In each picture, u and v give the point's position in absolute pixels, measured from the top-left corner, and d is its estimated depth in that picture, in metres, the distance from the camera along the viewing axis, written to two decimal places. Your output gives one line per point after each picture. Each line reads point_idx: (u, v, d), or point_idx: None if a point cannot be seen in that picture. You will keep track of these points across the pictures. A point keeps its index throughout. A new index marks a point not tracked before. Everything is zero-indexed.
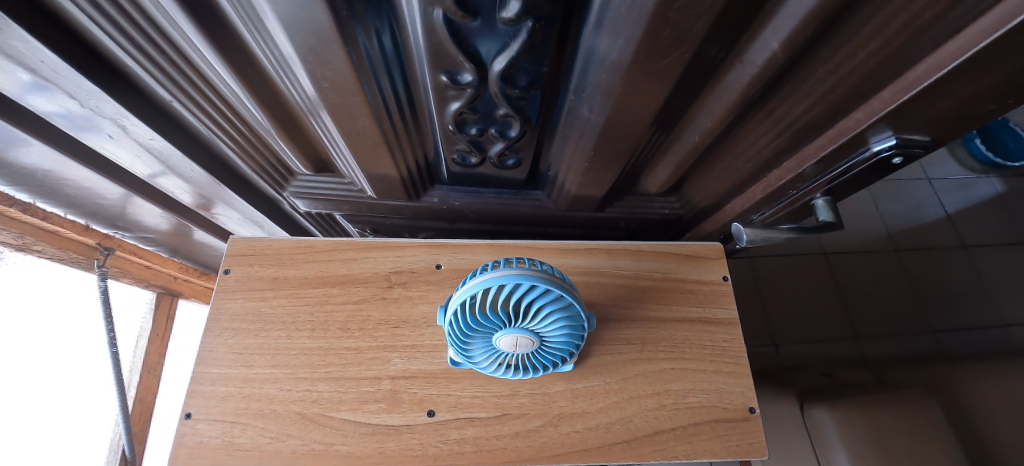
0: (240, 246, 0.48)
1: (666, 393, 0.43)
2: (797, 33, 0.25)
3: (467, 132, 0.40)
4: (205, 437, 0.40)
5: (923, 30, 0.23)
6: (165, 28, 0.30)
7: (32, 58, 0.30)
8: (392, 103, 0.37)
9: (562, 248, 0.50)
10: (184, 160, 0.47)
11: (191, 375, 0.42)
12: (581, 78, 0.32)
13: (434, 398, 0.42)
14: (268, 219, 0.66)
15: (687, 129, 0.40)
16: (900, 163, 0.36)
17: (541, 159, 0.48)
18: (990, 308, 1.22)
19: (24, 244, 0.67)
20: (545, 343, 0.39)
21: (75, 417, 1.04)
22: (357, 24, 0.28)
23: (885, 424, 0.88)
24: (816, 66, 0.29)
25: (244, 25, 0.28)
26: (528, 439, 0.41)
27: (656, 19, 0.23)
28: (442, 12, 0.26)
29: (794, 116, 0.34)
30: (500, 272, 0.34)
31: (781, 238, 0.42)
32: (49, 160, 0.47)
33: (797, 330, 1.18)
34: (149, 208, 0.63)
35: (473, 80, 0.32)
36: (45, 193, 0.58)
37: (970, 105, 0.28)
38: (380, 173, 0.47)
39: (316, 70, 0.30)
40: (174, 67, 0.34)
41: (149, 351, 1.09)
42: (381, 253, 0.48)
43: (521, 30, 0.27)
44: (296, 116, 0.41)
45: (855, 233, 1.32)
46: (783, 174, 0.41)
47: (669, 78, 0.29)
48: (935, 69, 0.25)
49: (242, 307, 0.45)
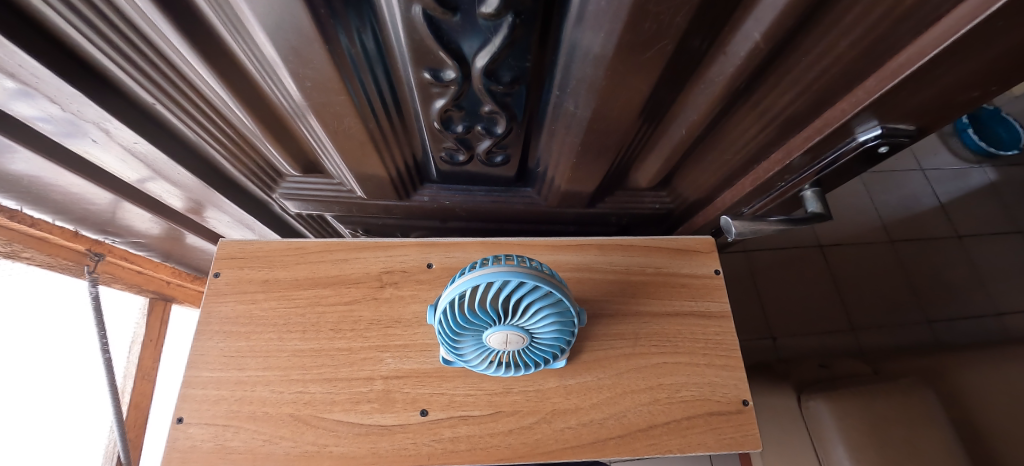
0: (228, 248, 0.48)
1: (659, 387, 0.43)
2: (778, 24, 0.25)
3: (453, 130, 0.40)
4: (196, 441, 0.39)
5: (904, 18, 0.23)
6: (145, 32, 0.29)
7: (10, 63, 0.29)
8: (377, 102, 0.36)
9: (553, 245, 0.49)
10: (171, 164, 0.47)
11: (182, 379, 0.42)
12: (565, 73, 0.32)
13: (427, 397, 0.42)
14: (258, 221, 0.66)
15: (674, 123, 0.40)
16: (887, 152, 0.36)
17: (531, 155, 0.48)
18: (985, 297, 1.23)
19: (13, 251, 0.65)
20: (536, 339, 0.39)
21: (70, 423, 1.03)
22: (338, 23, 0.27)
23: (881, 415, 0.88)
24: (799, 56, 0.29)
25: (224, 27, 0.28)
26: (522, 436, 0.41)
27: (636, 12, 0.23)
28: (421, 8, 0.25)
29: (781, 107, 0.34)
30: (488, 269, 0.34)
31: (770, 230, 0.42)
32: (36, 166, 0.47)
33: (793, 321, 1.19)
34: (139, 213, 0.62)
35: (457, 77, 0.32)
36: (32, 199, 0.57)
37: (953, 93, 0.28)
38: (369, 173, 0.46)
39: (299, 70, 0.30)
40: (156, 70, 0.33)
41: (143, 356, 1.08)
42: (371, 253, 0.48)
43: (502, 25, 0.27)
44: (282, 118, 0.40)
45: (849, 225, 1.32)
46: (771, 165, 0.41)
47: (651, 72, 0.29)
48: (918, 57, 0.24)
49: (232, 310, 0.45)
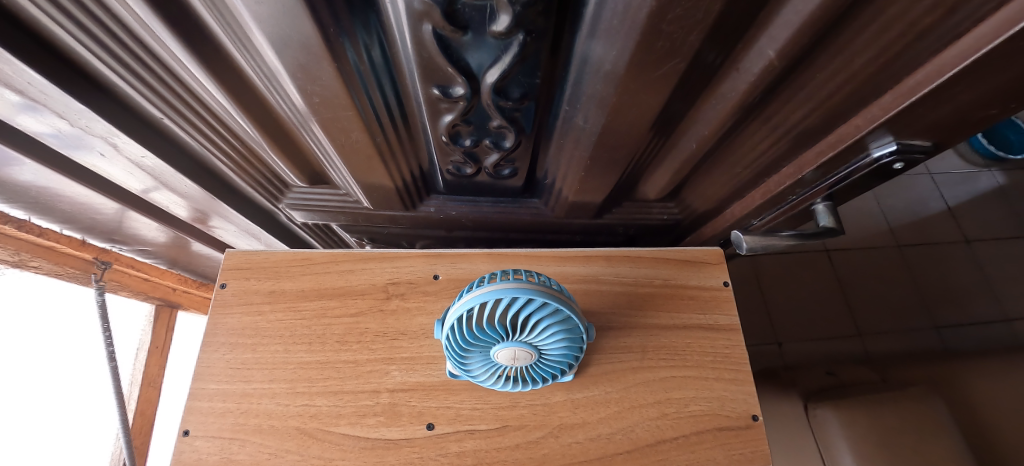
0: (235, 259, 0.48)
1: (667, 401, 0.43)
2: (793, 41, 0.24)
3: (461, 144, 0.40)
4: (202, 454, 0.39)
5: (920, 36, 0.23)
6: (155, 49, 0.29)
7: (20, 80, 0.30)
8: (384, 115, 0.36)
9: (560, 256, 0.49)
10: (177, 176, 0.47)
11: (188, 391, 0.42)
12: (576, 89, 0.32)
13: (433, 411, 0.42)
14: (264, 231, 0.66)
15: (684, 137, 0.39)
16: (902, 168, 0.35)
17: (538, 167, 0.48)
18: (993, 303, 1.22)
19: (20, 260, 0.67)
20: (544, 355, 0.38)
21: (77, 419, 1.10)
22: (346, 39, 0.27)
23: (889, 425, 0.87)
24: (813, 73, 0.28)
25: (232, 43, 0.28)
26: (529, 450, 0.40)
27: (649, 30, 0.22)
28: (432, 26, 0.25)
29: (793, 122, 0.34)
30: (496, 285, 0.34)
31: (782, 245, 0.42)
32: (43, 177, 0.47)
33: (800, 327, 1.18)
34: (145, 223, 0.63)
35: (466, 93, 0.32)
36: (39, 209, 0.57)
37: (971, 110, 0.27)
38: (375, 183, 0.46)
39: (307, 85, 0.30)
40: (164, 85, 0.34)
41: (149, 364, 1.09)
42: (378, 264, 0.48)
43: (513, 43, 0.27)
44: (290, 130, 0.40)
45: (858, 231, 1.31)
46: (782, 179, 0.41)
47: (664, 88, 0.29)
48: (936, 75, 0.24)
49: (238, 322, 0.45)
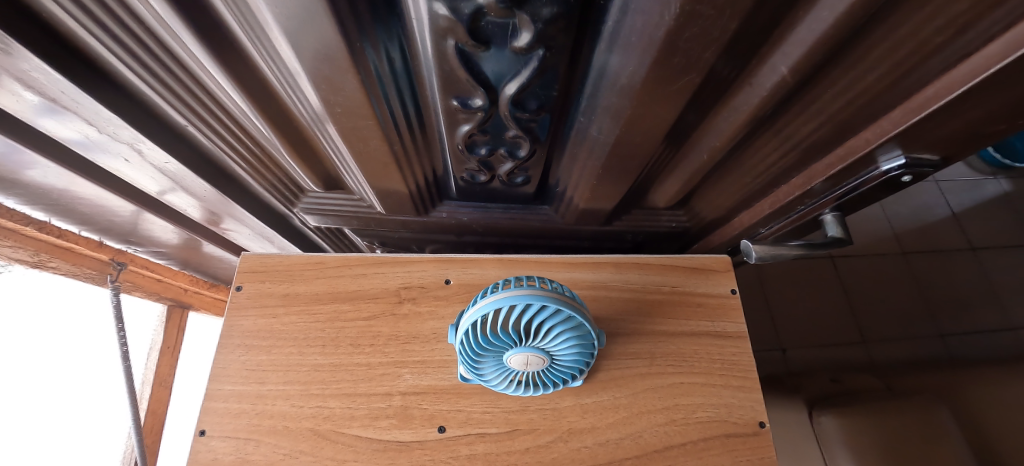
0: (251, 262, 0.49)
1: (675, 407, 0.43)
2: (805, 58, 0.25)
3: (476, 152, 0.41)
4: (218, 454, 0.40)
5: (929, 56, 0.24)
6: (184, 60, 0.31)
7: (53, 87, 0.31)
8: (402, 124, 0.37)
9: (570, 262, 0.50)
10: (195, 179, 0.48)
11: (205, 392, 0.42)
12: (592, 101, 0.33)
13: (444, 414, 0.42)
14: (278, 234, 0.67)
15: (695, 148, 0.40)
16: (910, 180, 0.36)
17: (550, 175, 0.48)
18: (1000, 311, 1.21)
19: (40, 261, 0.68)
20: (556, 360, 0.39)
21: (88, 417, 1.11)
22: (370, 51, 0.28)
23: (894, 432, 0.87)
24: (824, 88, 0.29)
25: (259, 53, 0.29)
26: (539, 454, 0.41)
27: (666, 47, 0.23)
28: (454, 42, 0.26)
29: (803, 134, 0.35)
30: (510, 292, 0.34)
31: (790, 254, 0.42)
32: (63, 179, 0.48)
33: (805, 335, 1.17)
34: (161, 224, 0.64)
35: (484, 104, 0.33)
36: (58, 211, 0.59)
37: (978, 126, 0.28)
38: (390, 189, 0.47)
39: (330, 95, 0.31)
40: (188, 91, 0.35)
41: (160, 363, 1.10)
42: (390, 268, 0.49)
43: (532, 58, 0.28)
44: (308, 136, 0.42)
45: (863, 239, 1.31)
46: (791, 190, 0.41)
47: (678, 101, 0.30)
48: (945, 92, 0.25)
49: (253, 324, 0.46)
